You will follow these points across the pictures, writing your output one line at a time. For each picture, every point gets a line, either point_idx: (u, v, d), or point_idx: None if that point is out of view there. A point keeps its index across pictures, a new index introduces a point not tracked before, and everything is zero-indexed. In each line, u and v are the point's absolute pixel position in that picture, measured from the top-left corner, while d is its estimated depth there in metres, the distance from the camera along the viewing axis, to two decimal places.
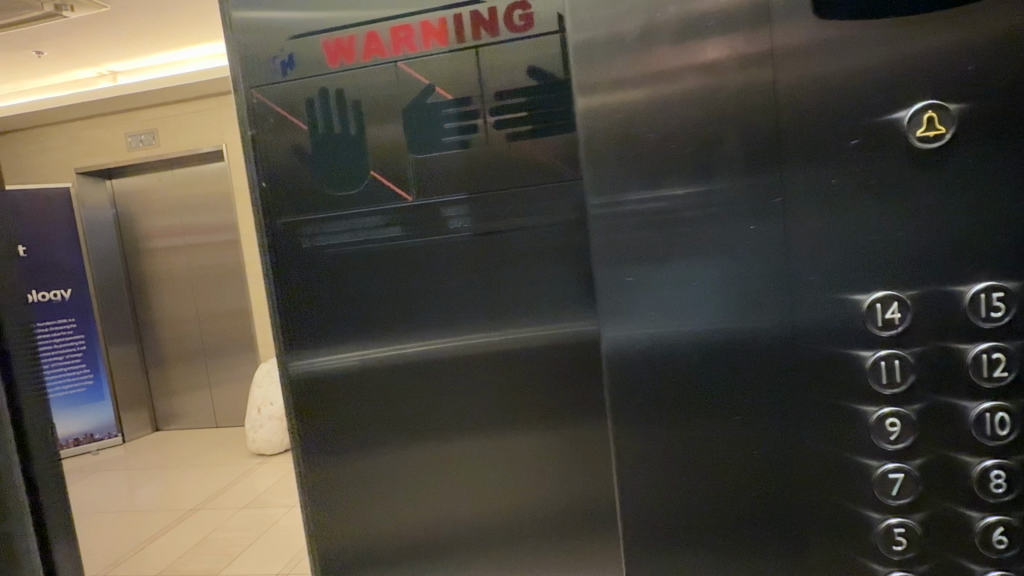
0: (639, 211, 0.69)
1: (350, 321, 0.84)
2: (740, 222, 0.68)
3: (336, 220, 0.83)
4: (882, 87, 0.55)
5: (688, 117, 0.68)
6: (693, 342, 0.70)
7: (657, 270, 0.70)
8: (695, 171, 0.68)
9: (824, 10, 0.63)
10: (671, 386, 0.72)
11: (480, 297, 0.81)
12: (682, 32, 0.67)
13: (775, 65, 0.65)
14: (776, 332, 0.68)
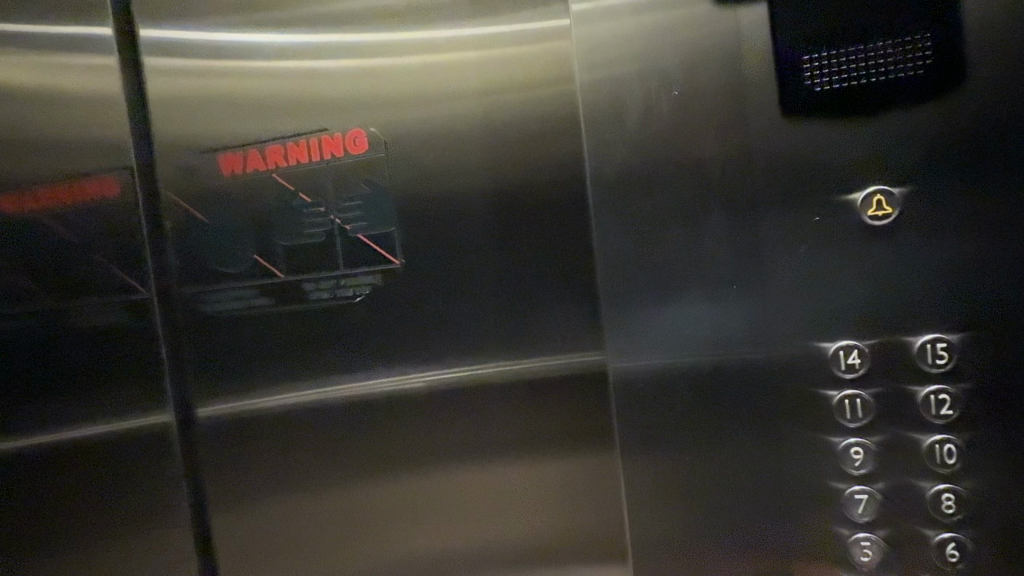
0: (646, 250, 0.47)
1: (257, 376, 0.57)
2: (726, 264, 0.46)
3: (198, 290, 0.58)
4: (841, 178, 0.44)
5: (663, 164, 0.47)
6: (688, 398, 0.48)
7: (656, 304, 0.48)
8: (679, 212, 0.47)
9: (798, 110, 0.44)
10: (696, 457, 0.48)
11: (375, 339, 0.55)
12: (649, 120, 0.47)
13: (745, 126, 0.45)
14: (773, 384, 0.46)
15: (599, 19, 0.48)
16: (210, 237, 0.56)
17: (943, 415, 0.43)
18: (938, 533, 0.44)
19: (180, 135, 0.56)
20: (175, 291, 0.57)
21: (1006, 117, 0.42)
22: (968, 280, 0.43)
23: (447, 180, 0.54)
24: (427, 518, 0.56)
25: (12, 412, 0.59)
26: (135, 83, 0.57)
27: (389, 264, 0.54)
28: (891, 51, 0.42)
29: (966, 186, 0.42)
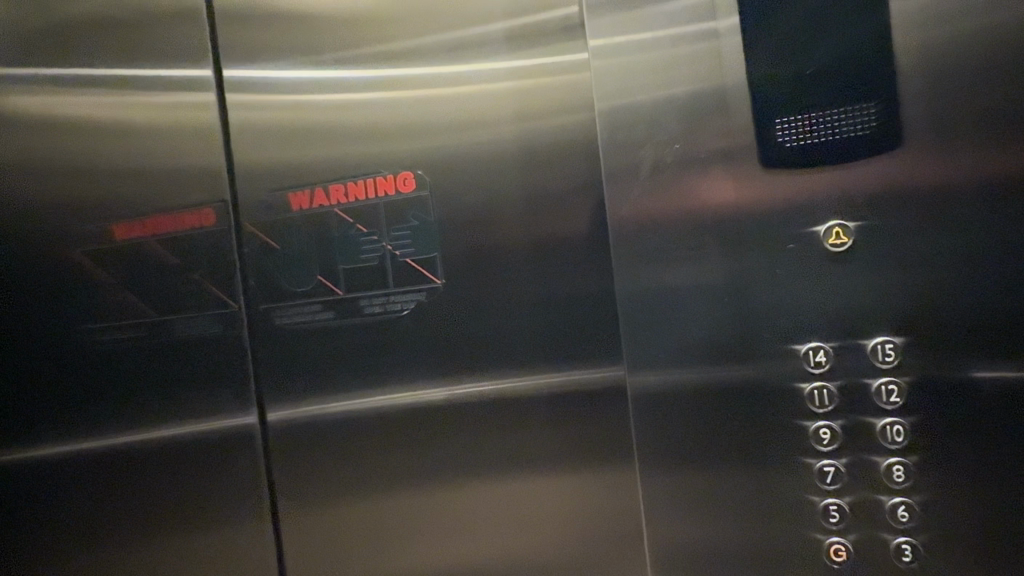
0: (656, 274, 0.59)
1: (329, 375, 0.74)
2: (723, 283, 0.57)
3: (269, 304, 0.74)
4: (808, 212, 0.55)
5: (670, 201, 0.59)
6: (695, 392, 0.59)
7: (667, 317, 0.59)
8: (685, 241, 0.58)
9: (772, 157, 0.55)
10: (704, 440, 0.59)
11: (425, 341, 0.71)
12: (655, 165, 0.59)
13: (731, 170, 0.57)
14: (766, 380, 0.57)
15: (616, 82, 0.60)
16: (284, 261, 0.73)
17: (892, 403, 0.53)
18: (891, 498, 0.54)
19: (286, 152, 0.74)
20: (258, 309, 0.75)
21: (941, 163, 0.52)
22: (912, 291, 0.53)
23: (489, 196, 0.70)
24: (463, 486, 0.72)
25: (112, 405, 0.79)
26: (247, 109, 0.74)
27: (433, 284, 0.71)
28: (846, 110, 0.53)
29: (908, 219, 0.53)
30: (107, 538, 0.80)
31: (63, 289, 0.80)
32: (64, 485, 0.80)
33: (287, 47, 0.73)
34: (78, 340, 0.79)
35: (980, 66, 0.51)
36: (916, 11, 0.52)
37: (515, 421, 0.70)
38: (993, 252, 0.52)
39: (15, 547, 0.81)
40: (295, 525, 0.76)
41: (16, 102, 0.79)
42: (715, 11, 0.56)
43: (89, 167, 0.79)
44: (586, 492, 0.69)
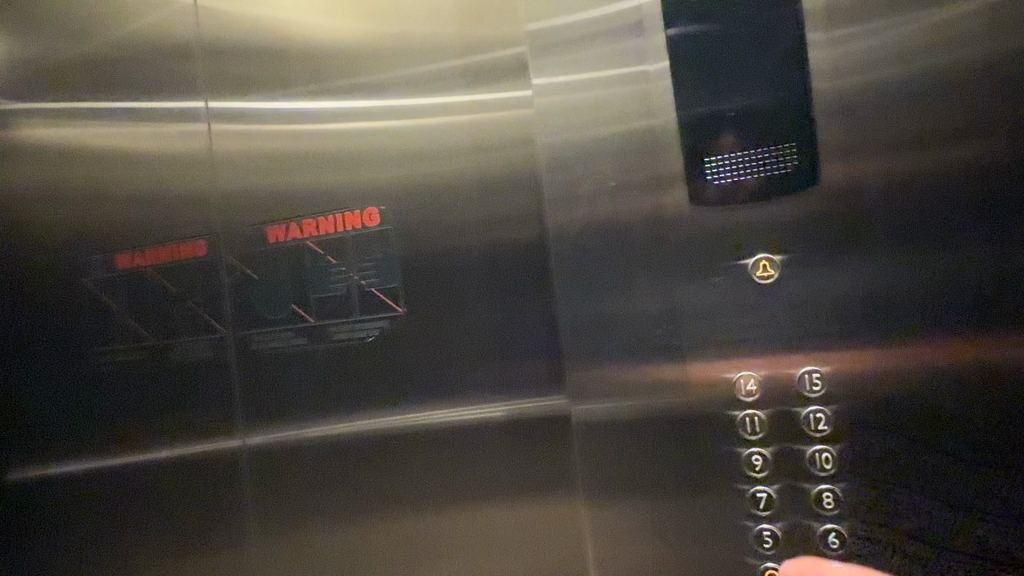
0: (596, 309, 0.67)
1: (331, 380, 0.94)
2: (653, 317, 0.64)
3: (263, 326, 0.98)
4: (737, 249, 0.60)
5: (609, 242, 0.66)
6: (634, 411, 0.66)
7: (607, 348, 0.66)
8: (620, 279, 0.65)
9: (704, 196, 0.61)
10: (642, 459, 0.66)
11: (405, 354, 0.90)
12: (598, 202, 0.67)
13: (665, 208, 0.63)
14: (696, 405, 0.62)
15: (559, 121, 0.68)
16: (266, 286, 0.97)
17: (820, 430, 0.58)
18: (822, 524, 0.58)
19: (319, 179, 0.95)
20: (261, 333, 0.98)
21: (846, 193, 0.58)
22: (831, 316, 0.58)
23: (469, 216, 0.88)
24: (430, 466, 0.91)
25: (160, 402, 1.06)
26: (294, 143, 0.96)
27: (396, 312, 0.90)
28: (766, 156, 0.59)
29: (823, 254, 0.58)
30: (192, 497, 1.05)
31: (161, 309, 1.04)
32: (152, 463, 1.06)
33: (314, 102, 0.95)
34: (173, 347, 1.04)
35: (884, 112, 0.58)
36: (828, 65, 0.59)
37: (479, 407, 0.88)
38: (902, 284, 0.57)
39: (68, 505, 1.12)
40: (308, 494, 0.97)
41: (137, 162, 1.06)
42: (646, 58, 0.64)
43: (178, 202, 1.04)
44: (545, 468, 0.86)
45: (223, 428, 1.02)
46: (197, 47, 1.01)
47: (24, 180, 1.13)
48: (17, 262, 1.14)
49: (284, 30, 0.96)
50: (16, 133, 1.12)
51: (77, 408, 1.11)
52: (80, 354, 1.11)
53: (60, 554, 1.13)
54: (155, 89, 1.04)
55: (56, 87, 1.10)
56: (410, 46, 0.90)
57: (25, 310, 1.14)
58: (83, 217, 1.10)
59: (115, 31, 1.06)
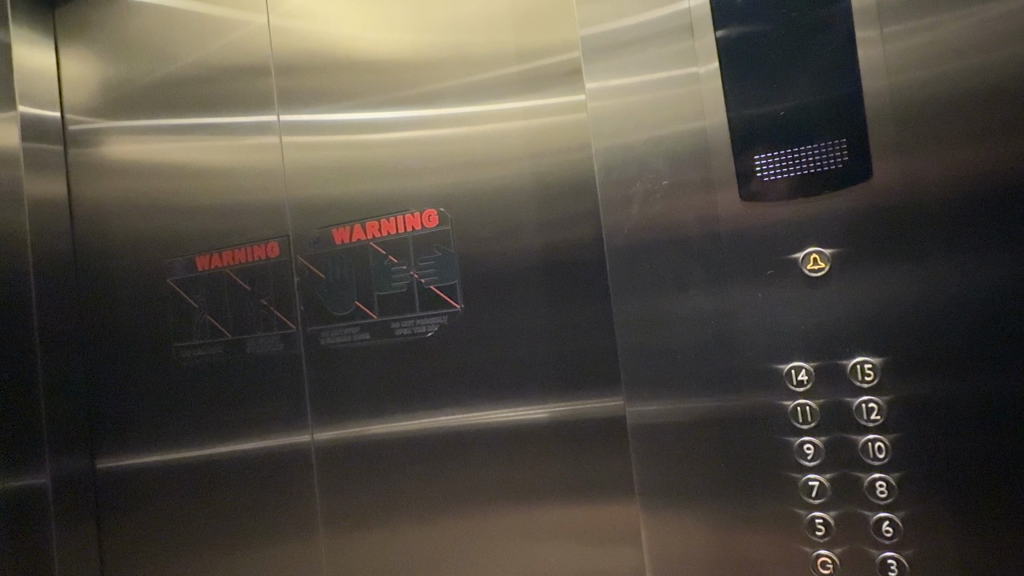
0: (648, 304, 0.68)
1: (394, 377, 0.99)
2: (704, 312, 0.65)
3: (330, 325, 1.03)
4: (787, 244, 0.61)
5: (660, 240, 0.68)
6: (685, 406, 0.67)
7: (658, 343, 0.68)
8: (671, 276, 0.67)
9: (753, 192, 0.63)
10: (693, 451, 0.67)
11: (463, 350, 0.94)
12: (649, 201, 0.69)
13: (716, 205, 0.65)
14: (748, 399, 0.64)
15: (610, 123, 0.71)
16: (333, 287, 1.03)
17: (873, 420, 0.58)
18: (875, 513, 0.59)
19: (380, 186, 1.00)
20: (329, 330, 1.03)
21: (903, 185, 0.58)
22: (883, 309, 0.58)
23: (522, 218, 0.92)
24: (487, 458, 0.94)
25: (228, 394, 1.13)
26: (358, 153, 1.02)
27: (455, 309, 0.94)
28: (815, 153, 0.60)
29: (875, 248, 0.59)
30: (266, 485, 1.11)
31: (239, 308, 1.12)
32: (226, 451, 1.14)
33: (376, 113, 1.00)
34: (248, 343, 1.11)
35: (943, 107, 0.57)
36: (881, 60, 0.58)
37: (536, 404, 0.91)
38: (965, 281, 0.56)
39: (151, 489, 1.21)
40: (370, 485, 1.02)
41: (216, 172, 1.14)
42: (696, 60, 0.66)
43: (251, 209, 1.11)
44: (597, 462, 0.88)
45: (294, 420, 1.08)
46: (270, 64, 1.08)
47: (116, 191, 1.23)
48: (110, 265, 1.24)
49: (350, 46, 1.02)
50: (111, 148, 1.23)
51: (162, 400, 1.20)
52: (166, 350, 1.19)
53: (148, 536, 1.22)
54: (231, 104, 1.12)
55: (145, 104, 1.19)
56: (467, 57, 0.95)
57: (116, 309, 1.24)
58: (166, 223, 1.19)
59: (196, 51, 1.14)
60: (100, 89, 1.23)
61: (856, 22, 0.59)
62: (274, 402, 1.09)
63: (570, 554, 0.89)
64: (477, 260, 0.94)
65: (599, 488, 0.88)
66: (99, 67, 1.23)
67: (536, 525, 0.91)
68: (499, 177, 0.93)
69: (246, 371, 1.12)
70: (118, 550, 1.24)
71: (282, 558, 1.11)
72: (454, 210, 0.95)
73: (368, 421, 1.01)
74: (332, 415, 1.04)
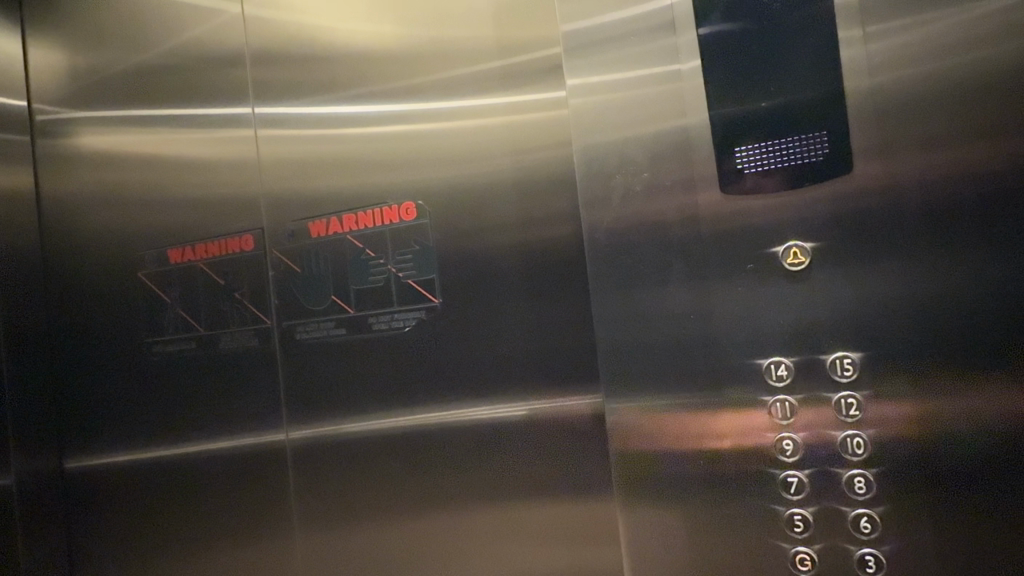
0: (628, 299, 0.68)
1: (371, 374, 0.97)
2: (684, 307, 0.65)
3: (306, 321, 1.01)
4: (768, 240, 0.61)
5: (641, 235, 0.67)
6: (664, 403, 0.67)
7: (637, 339, 0.68)
8: (651, 271, 0.67)
9: (734, 188, 0.63)
10: (671, 447, 0.67)
11: (441, 347, 0.93)
12: (630, 197, 0.68)
13: (697, 201, 0.64)
14: (726, 396, 0.63)
15: (592, 117, 0.70)
16: (309, 281, 1.01)
17: (851, 415, 0.59)
18: (853, 508, 0.59)
19: (358, 180, 0.98)
20: (305, 326, 1.01)
21: (882, 181, 0.58)
22: (862, 305, 0.58)
23: (502, 214, 0.91)
24: (466, 457, 0.93)
25: (200, 392, 1.11)
26: (335, 147, 1.00)
27: (432, 305, 0.93)
28: (797, 148, 0.60)
29: (855, 243, 0.59)
30: (240, 484, 1.09)
31: (212, 303, 1.09)
32: (197, 449, 1.12)
33: (355, 106, 0.98)
34: (222, 339, 1.09)
35: (923, 106, 0.58)
36: (862, 58, 0.58)
37: (515, 401, 0.90)
38: (944, 280, 0.56)
39: (119, 489, 1.18)
40: (346, 484, 1.01)
41: (189, 165, 1.11)
42: (678, 56, 0.65)
43: (225, 202, 1.08)
44: (576, 460, 0.87)
45: (269, 419, 1.06)
46: (245, 55, 1.06)
47: (85, 182, 1.20)
48: (78, 259, 1.20)
49: (328, 37, 1.00)
50: (81, 138, 1.19)
51: (133, 397, 1.17)
52: (136, 346, 1.16)
53: (117, 536, 1.19)
54: (205, 95, 1.10)
55: (116, 94, 1.16)
56: (448, 50, 0.93)
57: (84, 304, 1.20)
58: (137, 216, 1.16)
59: (170, 40, 1.11)
60: (69, 77, 1.20)
61: (839, 20, 0.59)
62: (248, 399, 1.07)
63: (548, 553, 0.89)
64: (456, 255, 0.93)
65: (578, 487, 0.87)
66: (69, 55, 1.19)
67: (514, 524, 0.90)
68: (479, 172, 0.92)
69: (220, 369, 1.09)
70: (86, 551, 1.21)
71: (255, 559, 1.08)
72: (433, 206, 0.94)
73: (345, 420, 1.00)
74: (308, 413, 1.02)
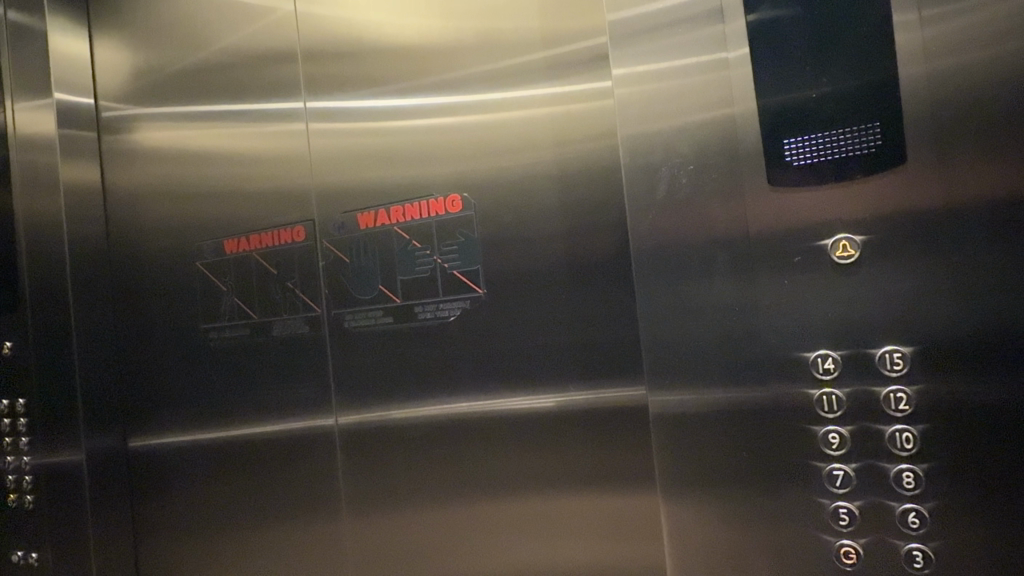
0: (672, 289, 0.68)
1: (416, 361, 1.00)
2: (728, 297, 0.65)
3: (354, 309, 1.04)
4: (816, 231, 0.61)
5: (686, 225, 0.67)
6: (706, 394, 0.66)
7: (680, 329, 0.68)
8: (695, 261, 0.67)
9: (781, 178, 0.62)
10: (714, 438, 0.67)
11: (484, 337, 0.95)
12: (674, 188, 0.68)
13: (743, 191, 0.64)
14: (771, 388, 0.63)
15: (638, 107, 0.70)
16: (357, 271, 1.04)
17: (902, 410, 0.57)
18: (901, 505, 0.58)
19: (404, 173, 1.00)
20: (353, 314, 1.04)
21: (937, 171, 0.56)
22: (913, 298, 0.57)
23: (545, 206, 0.91)
24: (509, 445, 0.95)
25: (254, 377, 1.15)
26: (383, 140, 1.02)
27: (477, 294, 0.94)
28: (846, 138, 0.59)
29: (907, 234, 0.57)
30: (291, 466, 1.14)
31: (266, 291, 1.13)
32: (251, 431, 1.16)
33: (403, 99, 1.00)
34: (275, 326, 1.13)
35: (981, 94, 0.55)
36: (917, 45, 0.57)
37: (557, 391, 0.91)
38: (1003, 274, 0.54)
39: (179, 468, 1.24)
40: (392, 469, 1.03)
41: (244, 158, 1.15)
42: (726, 44, 0.65)
43: (278, 194, 1.12)
44: (618, 450, 0.88)
45: (319, 403, 1.10)
46: (298, 50, 1.09)
47: (148, 176, 1.25)
48: (142, 250, 1.27)
49: (377, 32, 1.02)
50: (145, 134, 1.25)
51: (192, 381, 1.22)
52: (195, 332, 1.22)
53: (180, 513, 1.25)
54: (260, 90, 1.13)
55: (177, 90, 1.21)
56: (495, 43, 0.94)
57: (147, 292, 1.27)
58: (196, 208, 1.21)
59: (227, 38, 1.15)
60: (134, 75, 1.25)
61: (893, 4, 0.57)
62: (299, 385, 1.11)
63: (588, 542, 0.90)
64: (499, 246, 0.94)
65: (619, 478, 0.88)
66: (133, 54, 1.25)
67: (555, 512, 0.92)
68: (523, 164, 0.93)
69: (272, 354, 1.13)
70: (153, 525, 1.28)
71: (305, 538, 1.13)
72: (478, 197, 0.95)
73: (390, 405, 1.03)
74: (355, 401, 1.06)
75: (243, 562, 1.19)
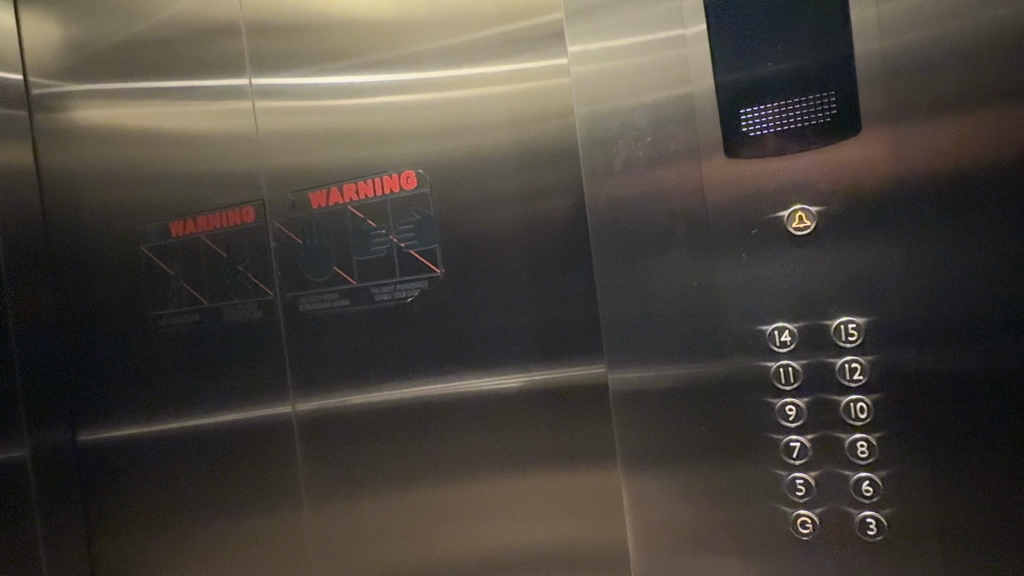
0: (631, 266, 0.68)
1: (373, 345, 0.98)
2: (687, 272, 0.65)
3: (308, 293, 1.01)
4: (773, 205, 0.61)
5: (644, 201, 0.67)
6: (666, 371, 0.67)
7: (640, 306, 0.67)
8: (654, 238, 0.66)
9: (739, 152, 0.62)
10: (674, 414, 0.67)
11: (442, 318, 0.93)
12: (632, 163, 0.67)
13: (702, 165, 0.63)
14: (729, 363, 0.63)
15: (593, 83, 0.69)
16: (310, 252, 1.01)
17: (856, 380, 0.59)
18: (856, 473, 0.59)
19: (357, 151, 0.97)
20: (308, 298, 1.01)
21: (889, 145, 0.57)
22: (866, 270, 0.58)
23: (502, 184, 0.90)
24: (470, 427, 0.94)
25: (203, 366, 1.12)
26: (334, 118, 0.99)
27: (435, 274, 0.93)
28: (803, 110, 0.59)
29: (860, 207, 0.58)
30: (247, 455, 1.11)
31: (215, 276, 1.09)
32: (203, 420, 1.13)
33: (354, 75, 0.97)
34: (226, 311, 1.09)
35: (931, 69, 0.57)
36: (873, 18, 0.57)
37: (518, 371, 0.90)
38: (950, 245, 0.56)
39: (126, 462, 1.20)
40: (351, 454, 1.02)
41: (186, 138, 1.10)
42: (683, 20, 0.64)
43: (225, 174, 1.08)
44: (579, 428, 0.88)
45: (274, 390, 1.06)
46: (241, 24, 1.04)
47: (82, 158, 1.19)
48: (80, 235, 1.20)
49: (326, 6, 0.98)
50: (77, 113, 1.18)
51: (138, 372, 1.18)
52: (142, 319, 1.17)
53: (129, 509, 1.21)
54: (202, 65, 1.08)
55: (111, 66, 1.15)
56: (448, 18, 0.92)
57: (85, 280, 1.20)
58: (137, 190, 1.15)
59: (165, 10, 1.09)
60: (63, 49, 1.18)
61: None
62: (254, 372, 1.08)
63: (550, 520, 0.90)
64: (456, 226, 0.92)
65: (579, 456, 0.88)
66: (62, 27, 1.17)
67: (517, 492, 0.91)
68: (479, 141, 0.91)
69: (223, 341, 1.10)
70: (103, 521, 1.22)
71: (263, 528, 1.11)
72: (434, 175, 0.93)
73: (349, 390, 1.01)
74: (312, 387, 1.03)
75: (198, 554, 1.16)
